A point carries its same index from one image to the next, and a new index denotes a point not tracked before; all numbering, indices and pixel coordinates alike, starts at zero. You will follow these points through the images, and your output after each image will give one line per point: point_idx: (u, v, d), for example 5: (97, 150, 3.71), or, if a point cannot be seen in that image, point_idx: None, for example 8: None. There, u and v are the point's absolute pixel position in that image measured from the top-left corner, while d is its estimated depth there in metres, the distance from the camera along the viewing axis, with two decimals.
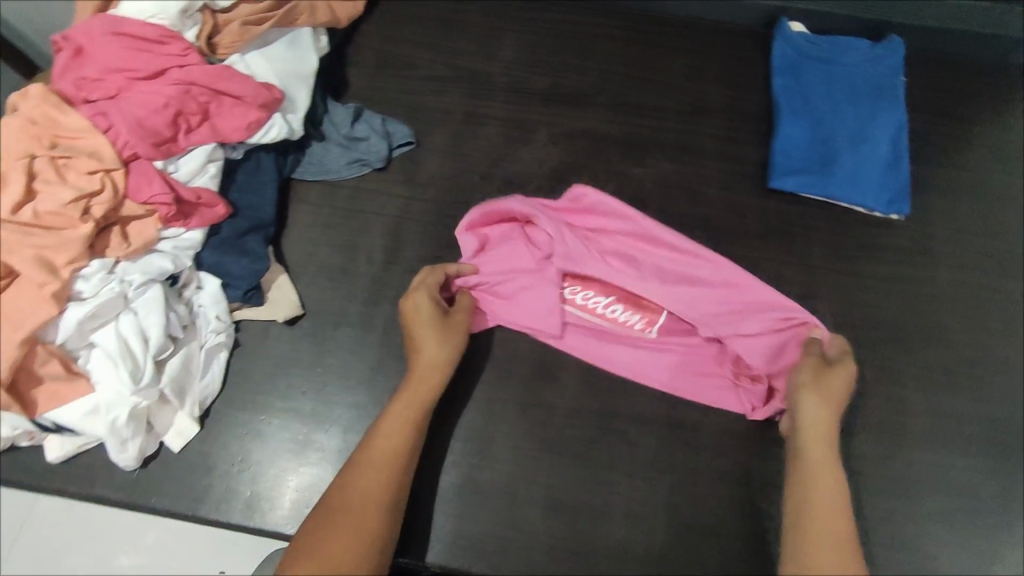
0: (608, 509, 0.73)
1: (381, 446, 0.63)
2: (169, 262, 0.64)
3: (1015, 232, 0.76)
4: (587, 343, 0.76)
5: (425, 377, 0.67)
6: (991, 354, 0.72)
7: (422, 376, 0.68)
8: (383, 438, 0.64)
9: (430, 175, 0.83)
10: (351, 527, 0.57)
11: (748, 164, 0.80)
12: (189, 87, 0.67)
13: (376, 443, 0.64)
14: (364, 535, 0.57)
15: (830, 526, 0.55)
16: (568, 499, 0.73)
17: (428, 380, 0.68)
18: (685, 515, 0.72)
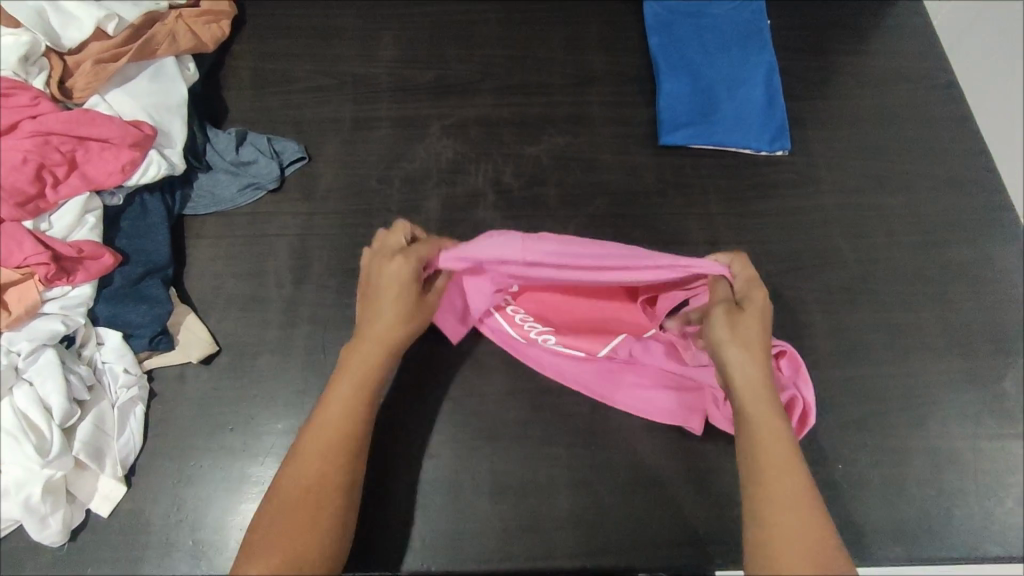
0: (555, 483, 0.67)
1: (326, 423, 0.59)
2: (59, 323, 0.63)
3: (879, 150, 0.86)
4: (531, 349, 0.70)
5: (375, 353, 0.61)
6: (882, 265, 0.79)
7: (377, 342, 0.61)
8: (331, 410, 0.59)
9: (327, 186, 0.81)
10: (304, 515, 0.55)
11: (636, 125, 0.87)
12: (47, 138, 0.66)
13: (323, 423, 0.59)
14: (319, 522, 0.55)
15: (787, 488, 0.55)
16: (517, 483, 0.67)
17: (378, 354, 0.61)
18: (646, 477, 0.67)
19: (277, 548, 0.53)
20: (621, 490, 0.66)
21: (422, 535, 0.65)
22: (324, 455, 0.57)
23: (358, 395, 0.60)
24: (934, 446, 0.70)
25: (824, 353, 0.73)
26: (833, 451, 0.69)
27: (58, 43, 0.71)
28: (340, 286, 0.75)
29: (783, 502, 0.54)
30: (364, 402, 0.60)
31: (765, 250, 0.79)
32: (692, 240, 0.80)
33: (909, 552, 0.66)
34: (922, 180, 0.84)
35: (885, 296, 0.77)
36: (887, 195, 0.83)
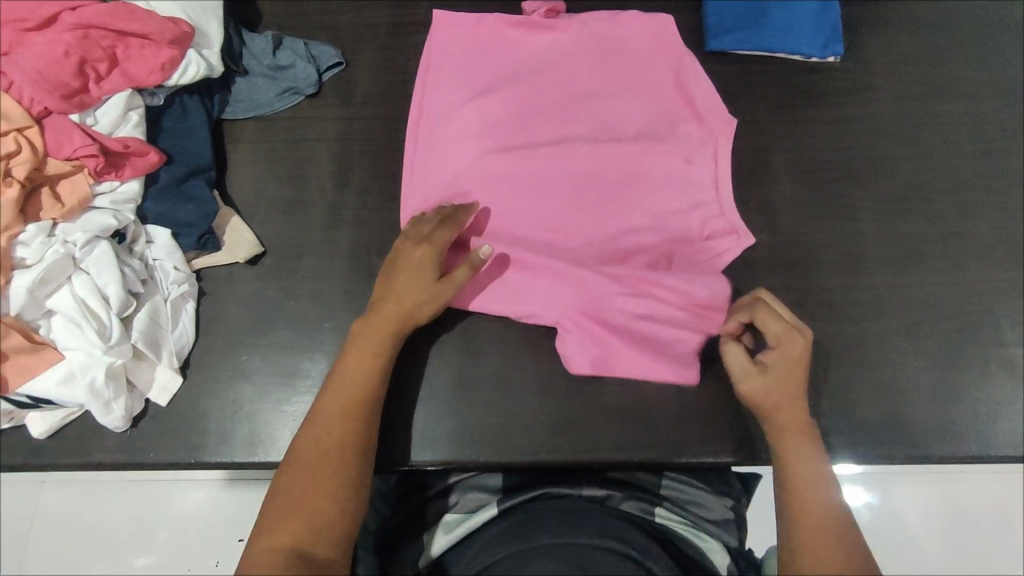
0: (599, 381, 0.68)
1: (323, 411, 0.58)
2: (111, 217, 0.63)
3: (938, 56, 0.82)
4: (455, 158, 0.73)
5: (379, 327, 0.62)
6: (938, 174, 0.76)
7: (391, 315, 0.62)
8: (338, 374, 0.60)
9: (367, 92, 0.80)
10: (308, 494, 0.55)
11: (683, 30, 0.84)
12: (87, 32, 0.66)
13: (331, 398, 0.59)
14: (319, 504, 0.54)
15: (823, 525, 0.55)
16: (563, 380, 0.68)
17: (385, 329, 0.62)
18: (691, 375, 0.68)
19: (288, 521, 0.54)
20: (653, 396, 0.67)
21: (472, 427, 0.66)
22: (319, 433, 0.57)
23: (376, 338, 0.61)
24: (984, 354, 0.69)
25: (875, 260, 0.72)
26: (881, 355, 0.68)
27: None
28: (383, 190, 0.75)
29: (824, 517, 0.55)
30: (379, 344, 0.61)
31: (814, 157, 0.77)
32: (741, 147, 0.77)
33: (952, 453, 0.66)
34: (982, 88, 0.80)
35: (939, 206, 0.75)
36: (944, 102, 0.80)
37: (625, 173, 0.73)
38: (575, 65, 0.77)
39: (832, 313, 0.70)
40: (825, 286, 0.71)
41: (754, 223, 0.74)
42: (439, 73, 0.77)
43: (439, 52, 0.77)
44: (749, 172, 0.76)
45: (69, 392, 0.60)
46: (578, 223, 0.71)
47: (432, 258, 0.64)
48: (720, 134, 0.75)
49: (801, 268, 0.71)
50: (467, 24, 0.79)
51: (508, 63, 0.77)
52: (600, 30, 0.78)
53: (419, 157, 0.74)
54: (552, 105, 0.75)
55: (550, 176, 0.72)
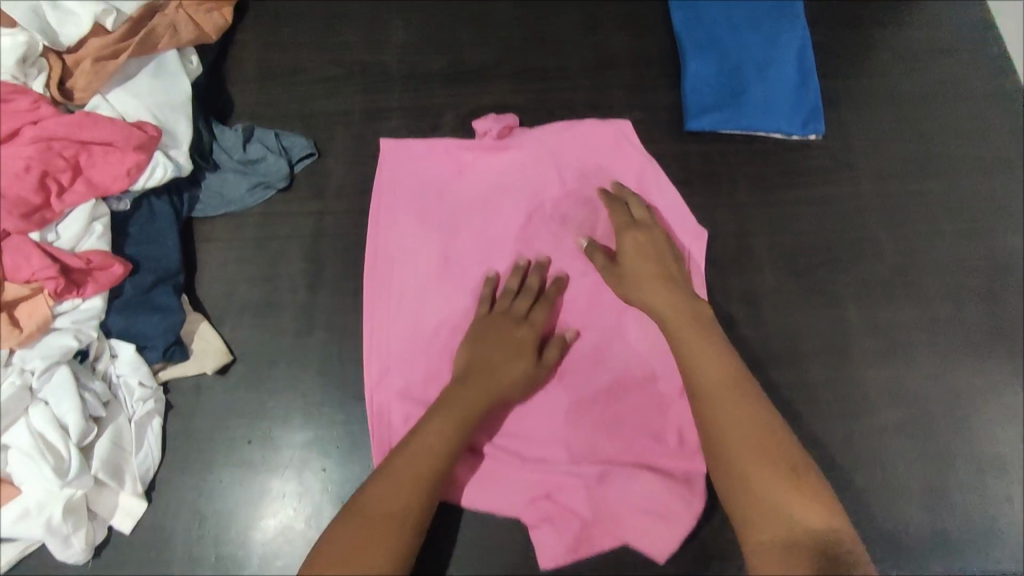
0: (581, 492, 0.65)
1: (398, 468, 0.57)
2: (71, 338, 0.61)
3: (920, 131, 0.81)
4: (413, 302, 0.72)
5: (472, 400, 0.61)
6: (923, 255, 0.74)
7: (481, 388, 0.62)
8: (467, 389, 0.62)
9: (339, 184, 0.78)
10: (382, 535, 0.53)
11: (661, 111, 0.82)
12: (49, 143, 0.64)
13: (410, 457, 0.58)
14: (387, 546, 0.53)
15: (731, 409, 0.57)
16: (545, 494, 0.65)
17: (476, 404, 0.61)
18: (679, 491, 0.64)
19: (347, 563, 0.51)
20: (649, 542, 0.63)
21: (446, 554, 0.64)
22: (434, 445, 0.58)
23: (465, 416, 0.61)
24: (976, 451, 0.67)
25: (862, 352, 0.70)
26: (870, 454, 0.66)
27: (56, 42, 0.68)
28: (357, 289, 0.73)
29: (729, 419, 0.57)
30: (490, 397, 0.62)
31: (798, 240, 0.75)
32: (723, 232, 0.75)
33: (949, 563, 0.63)
34: (965, 164, 0.79)
35: (926, 291, 0.73)
36: (928, 180, 0.78)
37: (597, 306, 0.71)
38: (533, 188, 0.75)
39: (822, 411, 0.68)
40: (813, 382, 0.69)
41: (739, 315, 0.71)
42: (393, 204, 0.75)
43: (392, 183, 0.76)
44: (731, 261, 0.74)
45: (24, 529, 0.58)
46: None
47: (528, 339, 0.66)
48: (691, 251, 0.73)
49: (788, 363, 0.69)
50: (416, 151, 0.77)
51: (465, 190, 0.76)
52: (558, 146, 0.77)
53: (380, 301, 0.72)
54: (515, 233, 0.74)
55: None
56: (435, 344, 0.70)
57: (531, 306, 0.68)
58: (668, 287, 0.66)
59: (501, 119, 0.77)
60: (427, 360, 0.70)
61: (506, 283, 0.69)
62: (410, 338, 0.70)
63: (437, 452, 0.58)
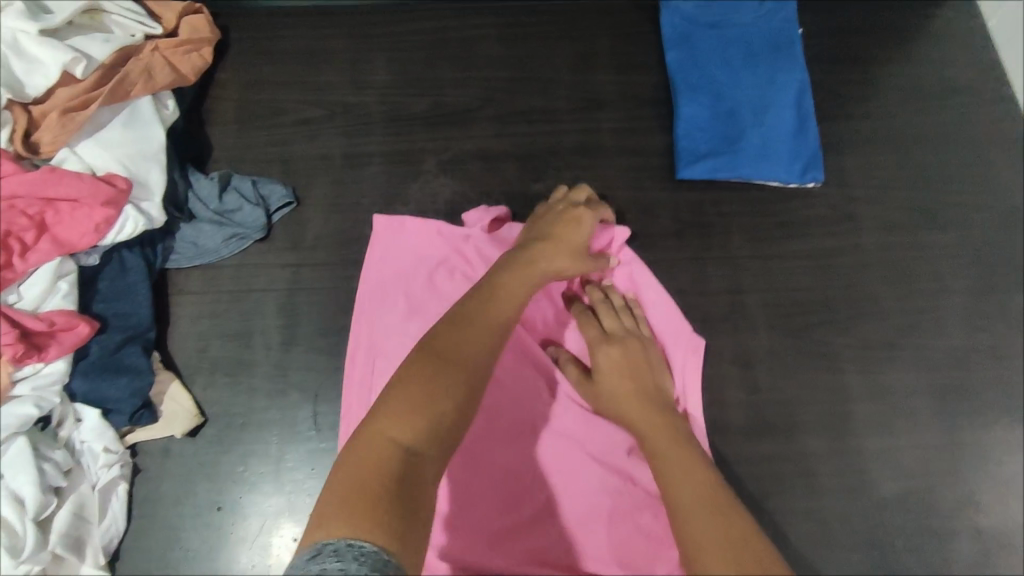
0: None
1: (462, 335, 0.53)
2: (31, 406, 0.59)
3: (926, 178, 0.77)
4: None
5: (535, 268, 0.62)
6: (926, 314, 0.71)
7: (547, 256, 0.64)
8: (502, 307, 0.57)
9: (318, 234, 0.76)
10: (434, 380, 0.49)
11: (653, 156, 0.79)
12: (13, 203, 0.63)
13: (471, 316, 0.55)
14: (443, 389, 0.48)
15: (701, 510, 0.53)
16: None
17: (535, 271, 0.62)
18: None
19: (406, 403, 0.47)
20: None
21: None
22: (466, 350, 0.52)
23: (529, 270, 0.62)
24: (979, 526, 0.64)
25: (861, 421, 0.67)
26: (870, 532, 0.64)
27: (22, 93, 0.67)
28: (334, 348, 0.71)
29: (692, 519, 0.53)
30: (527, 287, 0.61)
31: (793, 299, 0.72)
32: (714, 288, 0.73)
33: None
34: (973, 215, 0.76)
35: (929, 353, 0.70)
36: (932, 232, 0.75)
37: (583, 425, 0.68)
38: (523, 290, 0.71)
39: (816, 483, 0.65)
40: (806, 452, 0.66)
41: (729, 380, 0.69)
42: (376, 291, 0.71)
43: (376, 264, 0.72)
44: (722, 321, 0.71)
45: None
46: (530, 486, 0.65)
47: (589, 228, 0.67)
48: (686, 363, 0.69)
49: (780, 433, 0.67)
50: (405, 236, 0.73)
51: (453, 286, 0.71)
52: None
53: (359, 400, 0.67)
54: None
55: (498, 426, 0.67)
56: None
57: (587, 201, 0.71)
58: (645, 401, 0.65)
59: (492, 212, 0.74)
60: None
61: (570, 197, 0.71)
62: None
63: (464, 354, 0.52)
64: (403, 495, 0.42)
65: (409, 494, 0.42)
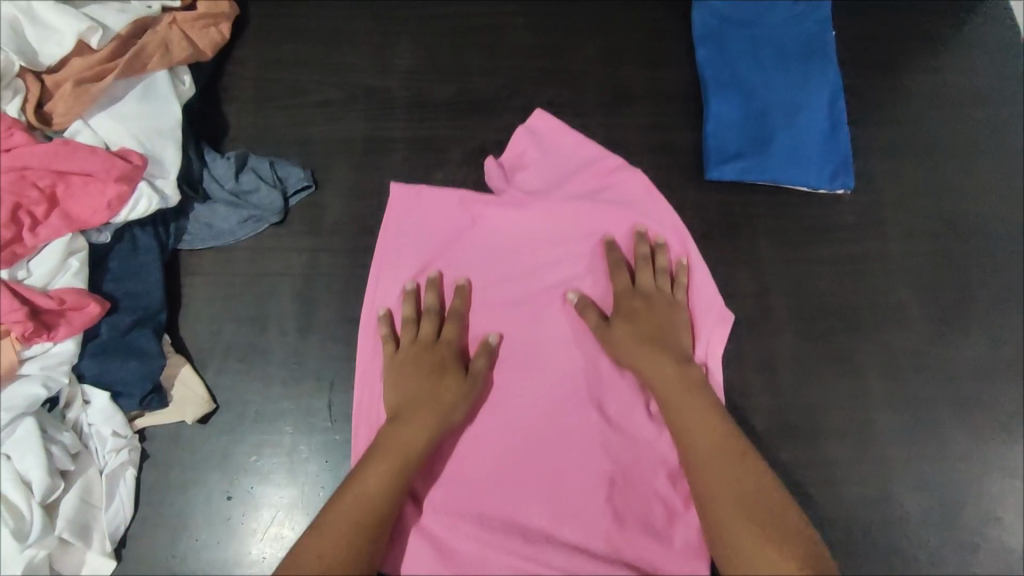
0: None
1: (357, 492, 0.58)
2: (39, 386, 0.57)
3: (956, 187, 0.76)
4: None
5: (410, 428, 0.61)
6: (953, 325, 0.71)
7: (423, 407, 0.62)
8: (388, 451, 0.60)
9: (336, 219, 0.74)
10: (340, 535, 0.56)
11: (681, 154, 0.78)
12: (23, 173, 0.61)
13: (367, 474, 0.59)
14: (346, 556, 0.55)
15: (713, 463, 0.59)
16: None
17: (415, 428, 0.61)
18: None
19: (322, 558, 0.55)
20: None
21: None
22: (356, 513, 0.57)
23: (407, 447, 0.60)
24: (999, 539, 0.64)
25: (884, 431, 0.67)
26: (890, 543, 0.64)
27: (35, 61, 0.65)
28: (350, 336, 0.69)
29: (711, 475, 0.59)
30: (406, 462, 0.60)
31: (820, 304, 0.71)
32: (740, 291, 0.72)
33: None
34: (1002, 225, 0.75)
35: (955, 364, 0.69)
36: (961, 242, 0.74)
37: (602, 385, 0.67)
38: (545, 256, 0.72)
39: (838, 490, 0.65)
40: (829, 459, 0.65)
41: (754, 383, 0.68)
42: (400, 254, 0.71)
43: (399, 229, 0.72)
44: (747, 323, 0.70)
45: None
46: (544, 445, 0.66)
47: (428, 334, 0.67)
48: (713, 332, 0.69)
49: (803, 439, 0.66)
50: (429, 196, 0.73)
51: (486, 242, 0.73)
52: (594, 199, 0.74)
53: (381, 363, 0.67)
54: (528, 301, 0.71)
55: (515, 388, 0.67)
56: None
57: (434, 326, 0.67)
58: (663, 360, 0.64)
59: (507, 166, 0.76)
60: None
61: (426, 300, 0.69)
62: None
63: (373, 482, 0.58)
64: None
65: None
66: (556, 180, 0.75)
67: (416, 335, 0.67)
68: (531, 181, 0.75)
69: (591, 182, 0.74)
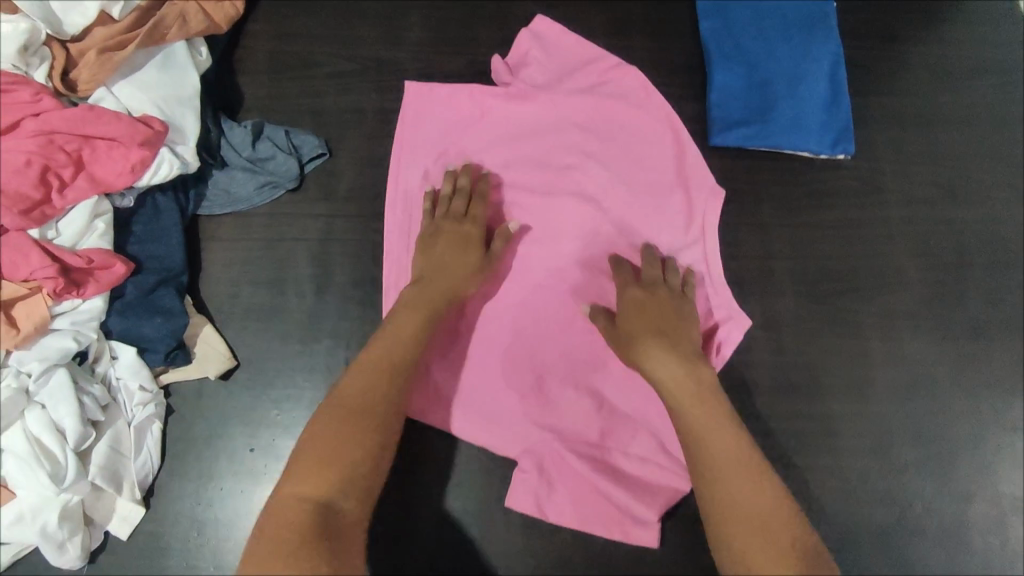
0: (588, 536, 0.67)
1: (341, 405, 0.59)
2: (70, 340, 0.60)
3: (954, 154, 0.78)
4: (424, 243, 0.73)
5: (430, 288, 0.66)
6: (951, 286, 0.73)
7: (419, 307, 0.65)
8: (372, 366, 0.61)
9: (350, 186, 0.76)
10: (328, 448, 0.56)
11: (685, 123, 0.80)
12: (51, 137, 0.63)
13: (352, 388, 0.60)
14: (327, 472, 0.55)
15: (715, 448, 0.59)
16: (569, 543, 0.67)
17: (425, 307, 0.66)
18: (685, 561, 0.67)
19: (313, 470, 0.54)
20: (627, 530, 0.66)
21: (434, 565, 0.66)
22: (338, 424, 0.57)
23: (422, 325, 0.65)
24: (995, 489, 0.66)
25: (883, 386, 0.69)
26: (888, 493, 0.66)
27: (59, 30, 0.67)
28: (365, 297, 0.71)
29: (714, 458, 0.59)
30: (427, 327, 0.65)
31: (821, 266, 0.73)
32: (743, 253, 0.74)
33: None
34: (999, 190, 0.77)
35: (953, 323, 0.71)
36: (959, 206, 0.76)
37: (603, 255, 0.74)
38: (549, 141, 0.77)
39: (839, 442, 0.67)
40: (830, 412, 0.68)
41: (757, 341, 0.70)
42: (414, 150, 0.77)
43: (412, 128, 0.77)
44: (749, 284, 0.72)
45: (20, 534, 0.56)
46: (551, 310, 0.73)
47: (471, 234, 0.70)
48: (708, 207, 0.75)
49: (803, 394, 0.68)
50: (438, 94, 0.78)
51: (495, 131, 0.78)
52: (592, 90, 0.79)
53: (401, 234, 0.73)
54: (533, 182, 0.76)
55: (523, 262, 0.74)
56: None
57: (466, 204, 0.72)
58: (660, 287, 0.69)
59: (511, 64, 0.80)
60: None
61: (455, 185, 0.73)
62: None
63: (361, 396, 0.59)
64: (321, 532, 0.51)
65: (325, 532, 0.51)
66: (558, 78, 0.80)
67: (451, 206, 0.71)
68: (537, 76, 0.80)
69: (590, 78, 0.79)
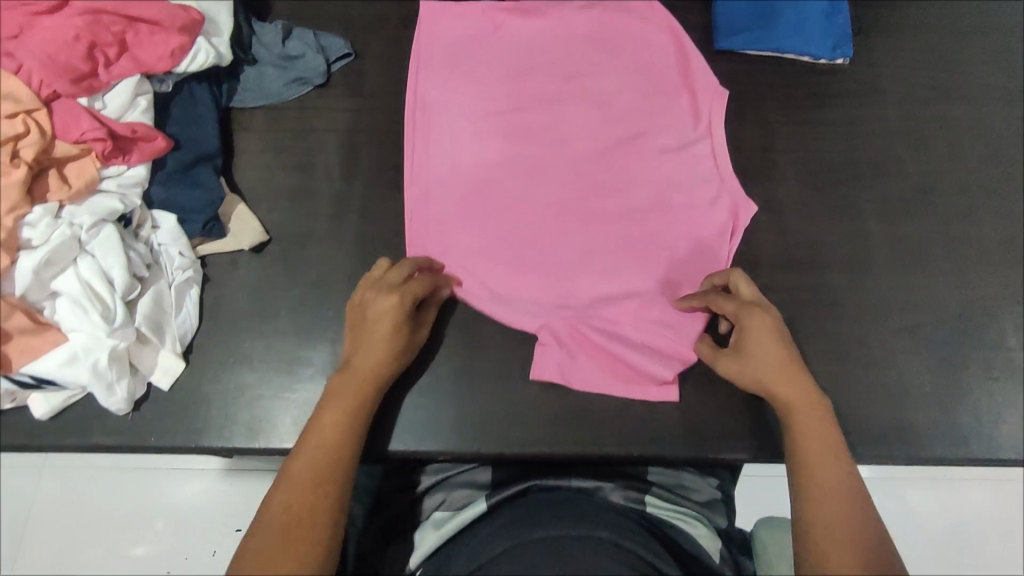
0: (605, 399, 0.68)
1: (282, 502, 0.55)
2: (118, 201, 0.64)
3: (949, 59, 0.82)
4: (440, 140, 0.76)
5: (354, 386, 0.60)
6: (945, 176, 0.77)
7: (361, 375, 0.61)
8: (306, 467, 0.57)
9: (374, 83, 0.80)
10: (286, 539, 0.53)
11: (694, 29, 0.83)
12: (98, 17, 0.66)
13: (298, 462, 0.57)
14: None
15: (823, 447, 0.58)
16: (589, 407, 0.68)
17: (360, 383, 0.60)
18: (704, 425, 0.67)
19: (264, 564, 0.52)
20: (646, 389, 0.67)
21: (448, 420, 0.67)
22: (291, 501, 0.55)
23: (356, 397, 0.60)
24: (985, 356, 0.70)
25: (880, 265, 0.73)
26: (885, 359, 0.69)
27: None
28: (390, 181, 0.76)
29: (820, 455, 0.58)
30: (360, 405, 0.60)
31: (822, 158, 0.77)
32: (748, 146, 0.78)
33: (955, 454, 0.67)
34: (991, 92, 0.81)
35: (947, 209, 0.75)
36: (953, 106, 0.80)
37: (615, 148, 0.76)
38: (561, 50, 0.81)
39: (838, 313, 0.71)
40: (830, 286, 0.72)
41: (761, 224, 0.74)
42: (431, 58, 0.80)
43: (430, 38, 0.81)
44: (753, 173, 0.76)
45: (71, 373, 0.60)
46: (566, 200, 0.74)
47: (402, 304, 0.62)
48: (712, 107, 0.78)
49: (805, 271, 0.72)
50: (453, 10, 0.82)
51: (505, 42, 0.81)
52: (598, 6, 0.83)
53: (417, 139, 0.76)
54: (545, 86, 0.79)
55: (537, 158, 0.76)
56: (457, 172, 0.75)
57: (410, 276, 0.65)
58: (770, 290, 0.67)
59: None
60: (451, 198, 0.74)
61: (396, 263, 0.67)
62: (435, 173, 0.75)
63: (299, 495, 0.55)
64: None
65: None
66: None
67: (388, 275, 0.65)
68: None
69: None
